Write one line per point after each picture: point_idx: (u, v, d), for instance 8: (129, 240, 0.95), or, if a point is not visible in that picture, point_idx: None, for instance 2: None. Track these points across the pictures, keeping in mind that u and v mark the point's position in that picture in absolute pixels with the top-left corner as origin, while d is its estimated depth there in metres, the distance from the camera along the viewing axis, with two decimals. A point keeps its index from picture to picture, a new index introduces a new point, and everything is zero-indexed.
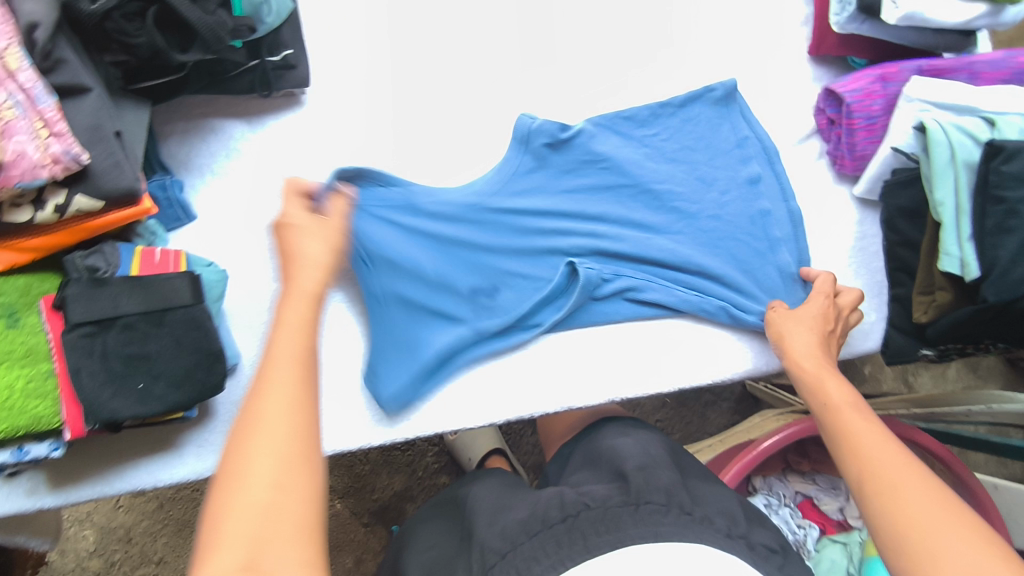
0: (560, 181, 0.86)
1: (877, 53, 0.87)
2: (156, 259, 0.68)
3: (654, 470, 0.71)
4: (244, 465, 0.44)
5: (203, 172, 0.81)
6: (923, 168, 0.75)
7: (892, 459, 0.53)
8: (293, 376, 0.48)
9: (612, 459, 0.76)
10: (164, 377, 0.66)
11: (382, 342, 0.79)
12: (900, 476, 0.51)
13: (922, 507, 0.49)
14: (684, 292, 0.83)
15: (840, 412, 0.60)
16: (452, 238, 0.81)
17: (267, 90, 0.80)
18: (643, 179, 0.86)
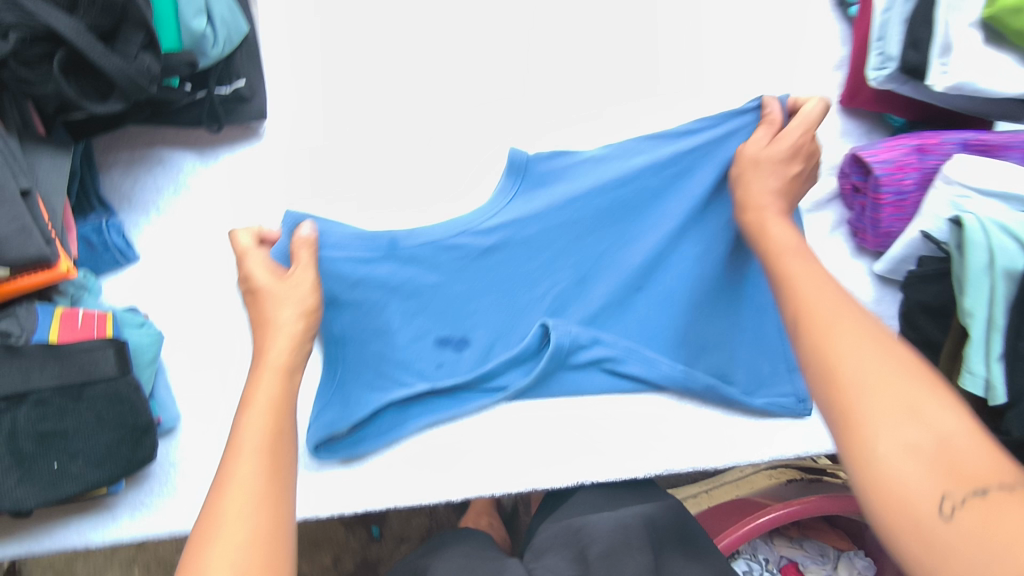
0: (546, 224, 0.74)
1: (917, 113, 0.76)
2: (78, 324, 0.62)
3: (623, 557, 0.63)
4: (203, 564, 0.42)
5: (147, 208, 0.73)
6: (954, 267, 0.65)
7: (846, 319, 0.45)
8: (258, 465, 0.47)
9: (582, 537, 0.68)
10: (82, 455, 0.60)
11: (330, 400, 0.72)
12: (850, 347, 0.43)
13: (876, 391, 0.40)
14: (669, 365, 0.74)
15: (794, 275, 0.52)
16: (415, 285, 0.73)
17: (216, 123, 0.71)
18: (643, 229, 0.74)
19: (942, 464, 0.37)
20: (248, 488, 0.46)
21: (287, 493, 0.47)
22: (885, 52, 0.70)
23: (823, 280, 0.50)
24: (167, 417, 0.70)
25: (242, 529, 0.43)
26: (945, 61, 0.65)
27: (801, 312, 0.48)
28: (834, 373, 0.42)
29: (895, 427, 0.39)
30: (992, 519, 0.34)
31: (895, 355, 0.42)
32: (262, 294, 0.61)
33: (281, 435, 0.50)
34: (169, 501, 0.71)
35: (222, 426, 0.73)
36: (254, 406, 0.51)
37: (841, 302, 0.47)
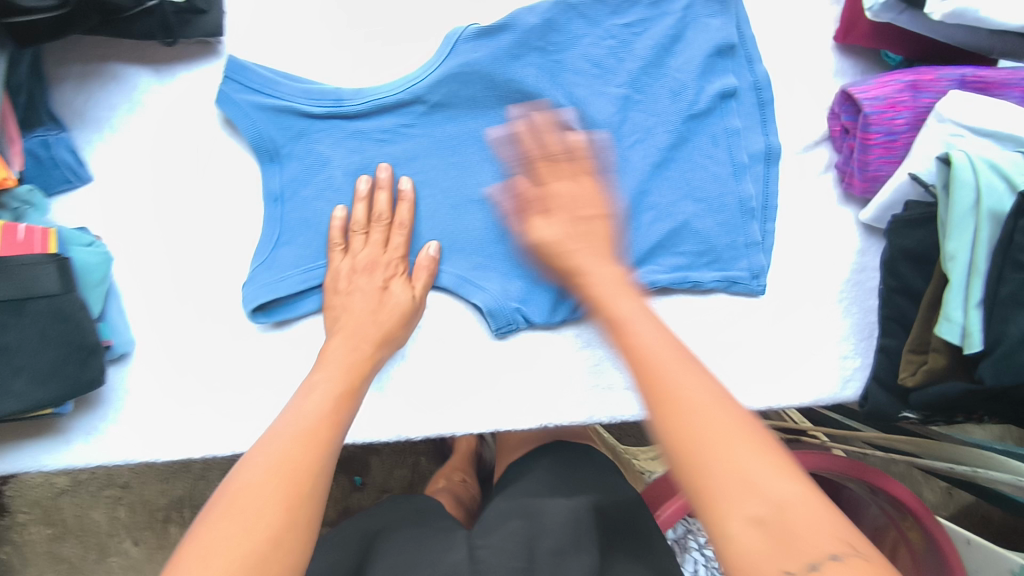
0: (490, 79, 0.71)
1: (914, 50, 0.71)
2: (18, 238, 0.59)
3: (572, 558, 0.60)
4: (261, 450, 0.51)
5: (101, 126, 0.71)
6: (938, 209, 0.62)
7: (677, 366, 0.45)
8: (319, 411, 0.56)
9: (534, 513, 0.65)
10: (26, 372, 0.59)
11: (268, 265, 0.70)
12: (676, 369, 0.44)
13: (696, 432, 0.41)
14: (625, 241, 0.72)
15: (621, 317, 0.51)
16: (358, 139, 0.71)
17: (169, 37, 0.68)
18: (583, 85, 0.73)
19: (757, 499, 0.38)
20: (295, 430, 0.53)
21: (332, 445, 0.53)
22: None
23: (655, 330, 0.48)
24: (120, 341, 0.69)
25: (294, 450, 0.51)
26: None
27: (637, 358, 0.47)
28: (681, 445, 0.42)
29: (736, 507, 0.39)
30: (784, 518, 0.38)
31: (716, 390, 0.43)
32: (383, 304, 0.67)
33: (344, 405, 0.58)
34: (119, 427, 0.71)
35: (177, 354, 0.72)
36: (326, 368, 0.61)
37: (697, 377, 0.44)
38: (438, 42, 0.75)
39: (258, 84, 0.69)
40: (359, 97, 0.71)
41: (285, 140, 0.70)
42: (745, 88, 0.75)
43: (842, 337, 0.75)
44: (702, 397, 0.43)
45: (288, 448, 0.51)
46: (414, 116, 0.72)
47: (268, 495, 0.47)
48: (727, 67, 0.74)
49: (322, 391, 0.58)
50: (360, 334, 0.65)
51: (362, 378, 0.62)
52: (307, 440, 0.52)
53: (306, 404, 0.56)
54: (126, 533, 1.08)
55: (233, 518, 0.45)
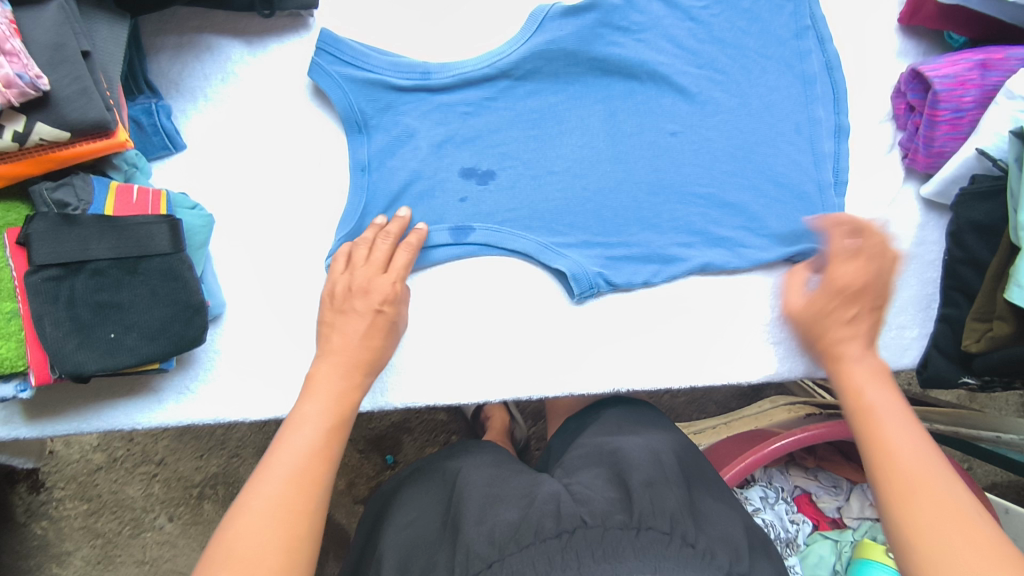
0: (574, 57, 0.75)
1: (980, 32, 0.74)
2: (133, 199, 0.62)
3: (662, 488, 0.68)
4: (253, 491, 0.51)
5: (195, 96, 0.73)
6: (1011, 180, 0.65)
7: (924, 471, 0.51)
8: (309, 444, 0.55)
9: (616, 457, 0.75)
10: (137, 329, 0.62)
11: (354, 235, 0.71)
12: (927, 478, 0.50)
13: (936, 530, 0.48)
14: (696, 213, 0.75)
15: (866, 396, 0.57)
16: (444, 112, 0.74)
17: (268, 9, 0.69)
18: (664, 65, 0.76)
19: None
20: (286, 469, 0.52)
21: (325, 483, 0.53)
22: None
23: (895, 405, 0.56)
24: (216, 302, 0.71)
25: (286, 498, 0.51)
26: None
27: (884, 444, 0.54)
28: (911, 540, 0.48)
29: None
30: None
31: (966, 504, 0.49)
32: (376, 328, 0.63)
33: (336, 428, 0.57)
34: (210, 386, 0.73)
35: (265, 317, 0.74)
36: (316, 396, 0.58)
37: (934, 476, 0.51)
38: (518, 19, 0.78)
39: (351, 56, 0.71)
40: (451, 71, 0.73)
41: (374, 111, 0.72)
42: (814, 68, 0.77)
43: (902, 307, 0.78)
44: (940, 498, 0.49)
45: (281, 495, 0.51)
46: (498, 93, 0.75)
47: (258, 552, 0.48)
48: (797, 47, 0.78)
49: (313, 422, 0.57)
50: (349, 362, 0.61)
51: (354, 407, 0.60)
52: (302, 482, 0.52)
53: (297, 435, 0.55)
54: (160, 509, 1.09)
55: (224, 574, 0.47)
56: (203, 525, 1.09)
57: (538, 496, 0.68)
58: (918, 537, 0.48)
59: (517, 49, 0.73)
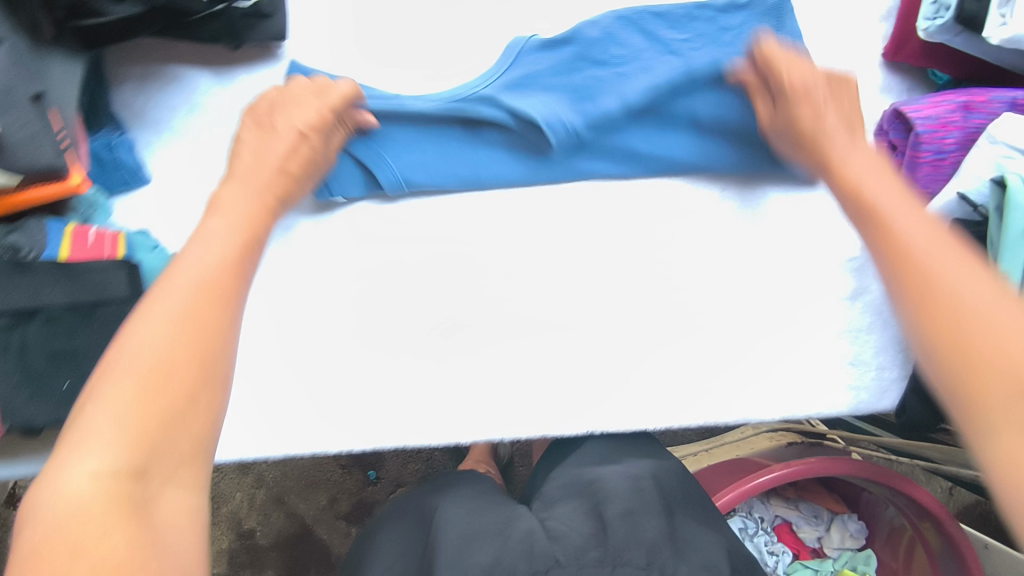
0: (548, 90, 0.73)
1: (965, 71, 0.73)
2: (89, 242, 0.60)
3: (641, 518, 0.66)
4: (147, 310, 0.44)
5: (160, 128, 0.70)
6: (991, 229, 0.64)
7: (942, 253, 0.48)
8: (202, 271, 0.48)
9: (596, 487, 0.72)
10: (93, 376, 0.59)
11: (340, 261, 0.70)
12: (943, 261, 0.47)
13: (971, 306, 0.44)
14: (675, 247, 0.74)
15: (885, 210, 0.54)
16: (421, 145, 0.72)
17: (236, 41, 0.67)
18: (639, 95, 0.74)
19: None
20: (190, 280, 0.47)
21: (236, 300, 0.48)
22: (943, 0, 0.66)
23: (928, 226, 0.51)
24: None
25: (193, 306, 0.45)
26: (1006, 12, 0.61)
27: (908, 268, 0.48)
28: (957, 343, 0.42)
29: (1016, 398, 0.39)
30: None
31: (1002, 291, 0.44)
32: (296, 149, 0.63)
33: (249, 253, 0.53)
34: None
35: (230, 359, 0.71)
36: (223, 213, 0.56)
37: (959, 267, 0.46)
38: (495, 50, 0.75)
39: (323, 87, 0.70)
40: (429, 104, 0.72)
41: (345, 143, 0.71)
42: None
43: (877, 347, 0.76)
44: (977, 286, 0.45)
45: (193, 300, 0.45)
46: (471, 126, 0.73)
47: (168, 352, 0.42)
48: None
49: (220, 240, 0.52)
50: (248, 177, 0.60)
51: (257, 236, 0.56)
52: (207, 291, 0.46)
53: (202, 253, 0.50)
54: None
55: (128, 378, 0.40)
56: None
57: (512, 535, 0.66)
58: (954, 330, 0.43)
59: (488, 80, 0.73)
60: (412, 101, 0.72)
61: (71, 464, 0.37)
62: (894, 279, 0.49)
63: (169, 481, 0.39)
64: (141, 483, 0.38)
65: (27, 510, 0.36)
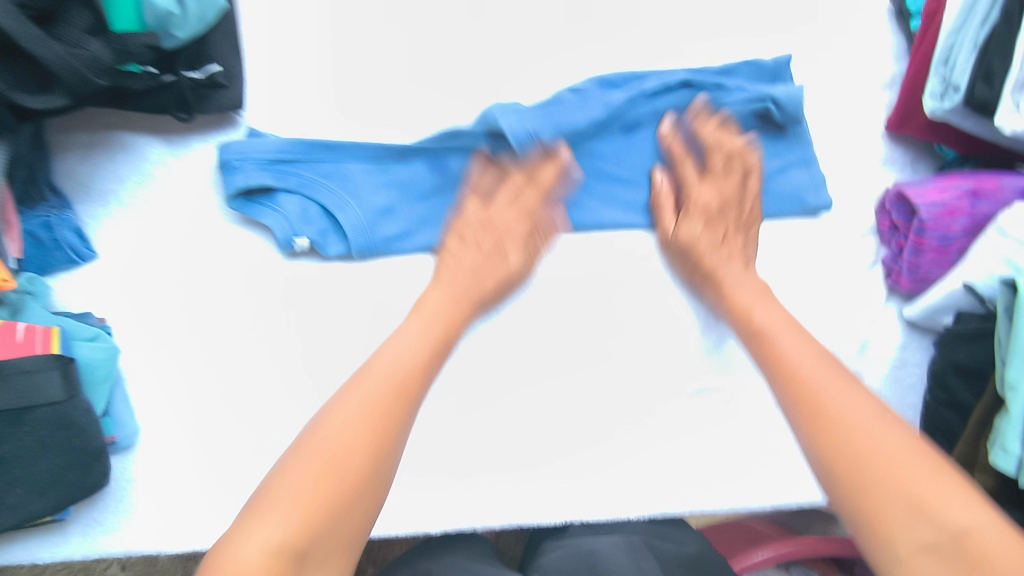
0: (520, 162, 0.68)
1: (973, 148, 0.68)
2: (17, 338, 0.54)
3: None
4: (337, 403, 0.48)
5: (107, 199, 0.66)
6: (998, 331, 0.59)
7: (850, 397, 0.47)
8: (391, 372, 0.50)
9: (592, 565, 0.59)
10: (23, 484, 0.55)
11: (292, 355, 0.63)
12: (840, 397, 0.47)
13: (882, 469, 0.42)
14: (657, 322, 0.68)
15: (804, 373, 0.50)
16: (380, 219, 0.66)
17: (188, 112, 0.62)
18: (610, 163, 0.69)
19: (922, 513, 0.40)
20: (379, 376, 0.50)
21: (417, 400, 0.50)
22: (951, 80, 0.61)
23: (809, 350, 0.52)
24: (122, 435, 0.64)
25: (395, 412, 0.48)
26: (1019, 98, 0.56)
27: (831, 442, 0.45)
28: (869, 516, 0.42)
29: (907, 530, 0.40)
30: (978, 555, 0.37)
31: (896, 429, 0.45)
32: (493, 267, 0.63)
33: (442, 347, 0.56)
34: (125, 521, 0.64)
35: (175, 449, 0.66)
36: (420, 316, 0.57)
37: (869, 411, 0.46)
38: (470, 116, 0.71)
39: (273, 154, 0.64)
40: (386, 175, 0.67)
41: (297, 218, 0.64)
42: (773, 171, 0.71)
43: None
44: (883, 436, 0.44)
45: (374, 394, 0.48)
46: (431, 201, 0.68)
47: (331, 467, 0.44)
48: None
49: (412, 337, 0.54)
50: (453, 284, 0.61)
51: (454, 333, 0.58)
52: (395, 388, 0.49)
53: (395, 342, 0.53)
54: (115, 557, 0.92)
55: (310, 462, 0.44)
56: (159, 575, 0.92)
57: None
58: (851, 480, 0.43)
59: (450, 148, 0.67)
60: (366, 172, 0.67)
61: (246, 535, 0.40)
62: (800, 423, 0.48)
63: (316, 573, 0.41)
64: (296, 565, 0.40)
65: (208, 564, 0.40)
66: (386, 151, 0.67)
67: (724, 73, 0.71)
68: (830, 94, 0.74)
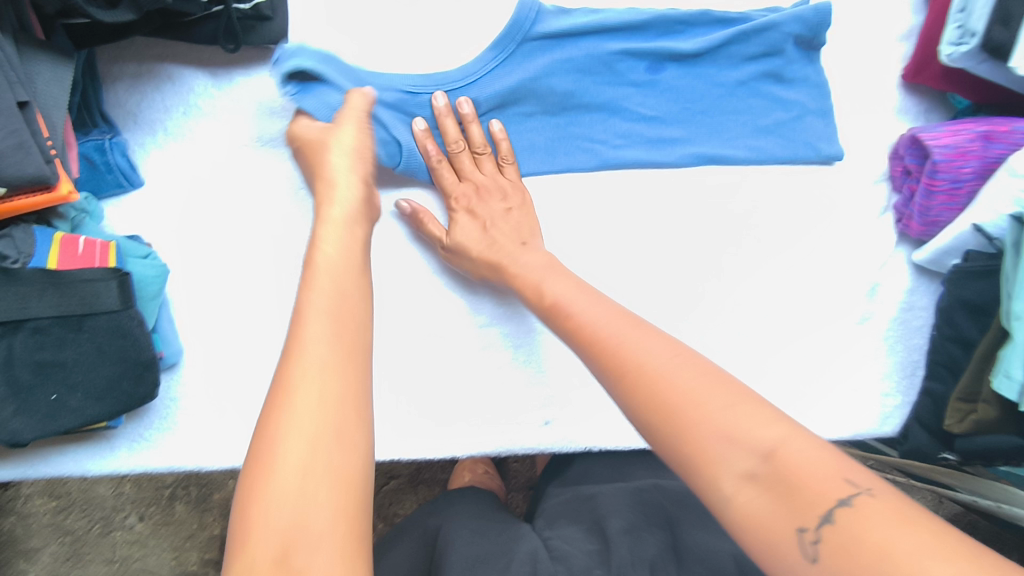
0: (544, 100, 0.72)
1: (983, 97, 0.71)
2: (78, 251, 0.58)
3: (643, 534, 0.61)
4: (280, 438, 0.41)
5: (154, 129, 0.69)
6: (1005, 265, 0.63)
7: (641, 346, 0.46)
8: (335, 299, 0.48)
9: (595, 506, 0.67)
10: (82, 388, 0.58)
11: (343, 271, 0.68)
12: (638, 349, 0.46)
13: (693, 408, 0.41)
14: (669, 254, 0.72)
15: (613, 337, 0.48)
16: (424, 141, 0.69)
17: (232, 42, 0.66)
18: (636, 100, 0.73)
19: (732, 441, 0.39)
20: (320, 315, 0.47)
21: (364, 325, 0.48)
22: (967, 26, 0.64)
23: (612, 312, 0.51)
24: (171, 352, 0.67)
25: (317, 349, 0.44)
26: None
27: (644, 402, 0.43)
28: (700, 468, 0.39)
29: (731, 460, 0.38)
30: (796, 480, 0.37)
31: (699, 367, 0.44)
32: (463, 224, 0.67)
33: (351, 321, 0.47)
34: (168, 436, 0.67)
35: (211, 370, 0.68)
36: (319, 288, 0.49)
37: (670, 361, 0.44)
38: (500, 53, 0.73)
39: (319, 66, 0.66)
40: (419, 104, 0.70)
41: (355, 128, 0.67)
42: (787, 118, 0.74)
43: (886, 373, 0.74)
44: (691, 376, 0.43)
45: (335, 321, 0.47)
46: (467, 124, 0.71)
47: (301, 491, 0.39)
48: (774, 96, 0.74)
49: (329, 291, 0.49)
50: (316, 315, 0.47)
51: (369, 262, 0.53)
52: (341, 327, 0.47)
53: (322, 292, 0.48)
54: (131, 507, 0.97)
55: (317, 440, 0.41)
56: (174, 526, 0.97)
57: (515, 557, 0.60)
58: (674, 433, 0.41)
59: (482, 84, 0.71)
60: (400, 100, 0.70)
61: (252, 542, 0.38)
62: (605, 378, 0.47)
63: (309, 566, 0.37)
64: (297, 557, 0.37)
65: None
66: (421, 82, 0.70)
67: (744, 19, 0.73)
68: (848, 44, 0.77)
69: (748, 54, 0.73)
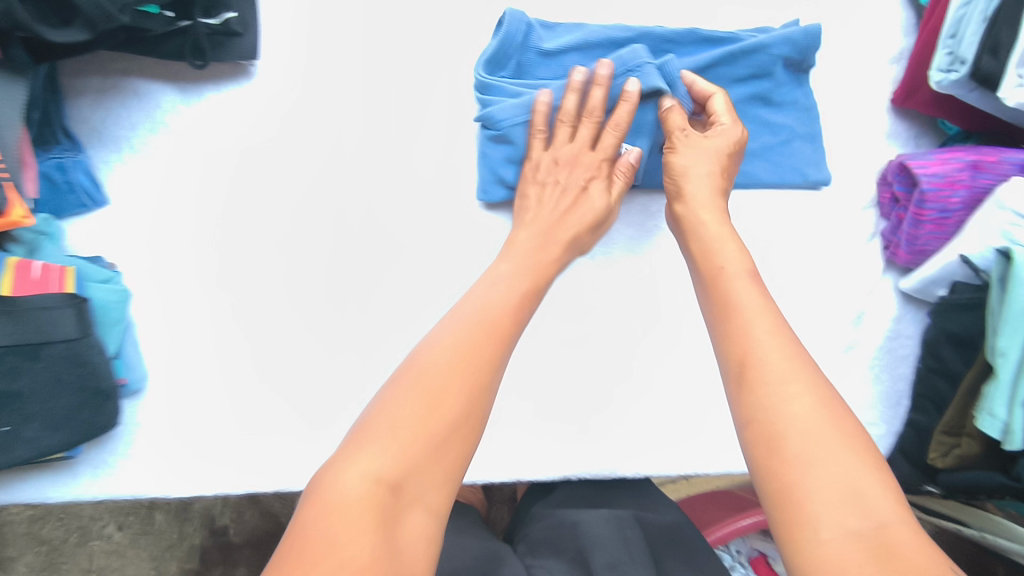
0: None
1: (973, 123, 0.70)
2: (33, 274, 0.55)
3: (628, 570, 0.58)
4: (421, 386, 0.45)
5: (119, 145, 0.67)
6: (990, 301, 0.61)
7: (794, 373, 0.45)
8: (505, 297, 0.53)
9: (577, 532, 0.64)
10: (38, 419, 0.55)
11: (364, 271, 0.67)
12: (787, 378, 0.45)
13: (824, 454, 0.41)
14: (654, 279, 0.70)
15: (750, 348, 0.47)
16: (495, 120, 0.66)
17: (201, 59, 0.64)
18: None
19: (855, 498, 0.39)
20: (492, 312, 0.51)
21: (512, 339, 0.51)
22: (957, 53, 0.62)
23: (773, 327, 0.48)
24: (133, 378, 0.64)
25: (489, 343, 0.49)
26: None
27: (766, 434, 0.43)
28: (786, 501, 0.41)
29: (834, 514, 0.39)
30: (896, 546, 0.37)
31: (830, 415, 0.43)
32: (577, 204, 0.63)
33: (511, 326, 0.51)
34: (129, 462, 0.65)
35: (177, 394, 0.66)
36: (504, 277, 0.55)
37: (818, 396, 0.44)
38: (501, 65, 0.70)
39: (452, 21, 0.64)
40: None
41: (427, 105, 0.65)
42: (774, 142, 0.72)
43: (870, 403, 0.72)
44: (824, 418, 0.43)
45: (490, 314, 0.51)
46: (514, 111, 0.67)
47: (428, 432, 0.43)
48: (760, 120, 0.72)
49: (508, 283, 0.55)
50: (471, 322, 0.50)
51: (546, 279, 0.58)
52: (496, 327, 0.50)
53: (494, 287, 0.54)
54: (109, 516, 0.94)
55: (452, 389, 0.45)
56: (154, 536, 0.94)
57: None
58: (778, 464, 0.42)
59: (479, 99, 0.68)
60: None
61: (355, 462, 0.42)
62: (738, 385, 0.47)
63: (416, 502, 0.42)
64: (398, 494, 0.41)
65: (311, 501, 0.41)
66: None
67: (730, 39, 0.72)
68: (836, 66, 0.75)
69: (734, 75, 0.71)
